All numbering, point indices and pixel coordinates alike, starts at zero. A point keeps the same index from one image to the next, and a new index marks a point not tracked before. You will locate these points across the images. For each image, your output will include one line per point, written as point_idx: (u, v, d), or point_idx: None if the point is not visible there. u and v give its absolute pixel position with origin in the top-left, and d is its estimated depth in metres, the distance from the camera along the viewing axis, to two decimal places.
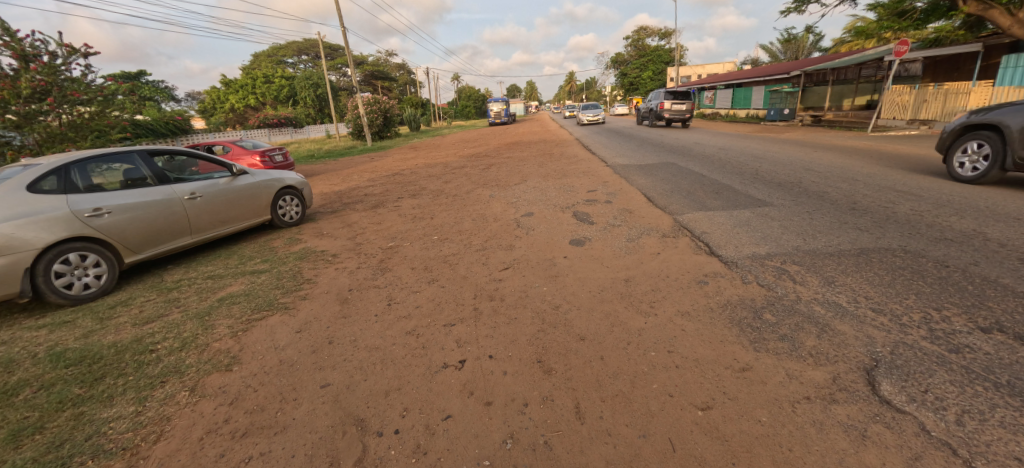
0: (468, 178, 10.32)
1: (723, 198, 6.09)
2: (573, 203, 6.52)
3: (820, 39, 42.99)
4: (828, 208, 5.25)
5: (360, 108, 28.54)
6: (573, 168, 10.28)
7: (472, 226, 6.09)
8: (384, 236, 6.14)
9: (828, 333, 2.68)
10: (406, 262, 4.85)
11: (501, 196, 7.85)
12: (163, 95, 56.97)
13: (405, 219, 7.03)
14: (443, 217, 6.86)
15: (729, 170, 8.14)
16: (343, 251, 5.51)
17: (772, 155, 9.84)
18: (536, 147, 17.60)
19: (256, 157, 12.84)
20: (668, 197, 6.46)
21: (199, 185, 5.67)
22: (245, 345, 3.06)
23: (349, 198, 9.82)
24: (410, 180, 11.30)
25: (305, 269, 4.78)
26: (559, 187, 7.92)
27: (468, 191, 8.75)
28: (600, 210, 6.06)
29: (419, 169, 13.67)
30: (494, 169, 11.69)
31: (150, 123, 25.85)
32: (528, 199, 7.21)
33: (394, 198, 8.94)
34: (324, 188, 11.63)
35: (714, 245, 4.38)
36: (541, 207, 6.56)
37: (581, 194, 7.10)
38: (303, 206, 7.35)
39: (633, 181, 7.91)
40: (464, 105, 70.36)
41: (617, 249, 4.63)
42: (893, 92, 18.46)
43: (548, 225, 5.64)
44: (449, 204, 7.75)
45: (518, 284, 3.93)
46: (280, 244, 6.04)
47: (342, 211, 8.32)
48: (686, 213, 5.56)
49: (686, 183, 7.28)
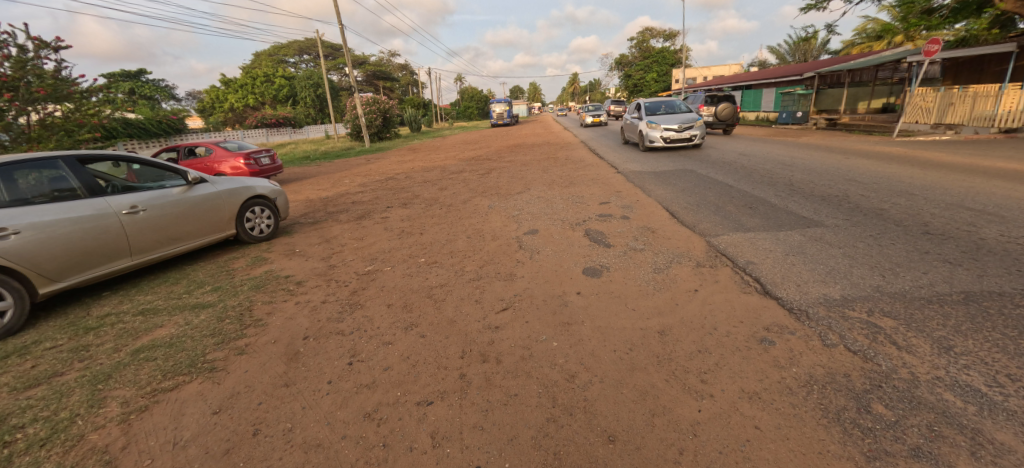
0: (465, 185, 9.45)
1: (762, 216, 5.18)
2: (585, 219, 5.62)
3: (829, 42, 42.10)
4: (895, 231, 4.34)
5: (358, 108, 27.69)
6: (582, 174, 9.39)
7: (467, 246, 5.20)
8: (363, 257, 5.23)
9: (988, 451, 1.78)
10: (383, 295, 3.96)
11: (502, 207, 6.96)
12: (164, 94, 56.52)
13: (390, 235, 6.15)
14: (434, 233, 5.98)
15: (758, 179, 7.24)
16: (311, 277, 4.60)
17: (801, 161, 8.92)
18: (540, 150, 16.68)
19: (239, 160, 11.93)
20: (696, 212, 5.54)
21: (143, 197, 4.80)
22: (132, 442, 2.17)
23: (334, 206, 8.92)
24: (403, 186, 10.42)
25: (258, 303, 3.89)
26: (568, 197, 7.04)
27: (465, 200, 7.86)
28: (618, 227, 5.16)
29: (415, 173, 12.78)
30: (495, 174, 10.84)
31: (143, 121, 25.19)
32: (532, 212, 6.31)
33: (382, 208, 8.04)
34: (310, 193, 10.77)
35: (770, 282, 3.45)
36: (546, 222, 5.67)
37: (592, 207, 6.21)
38: (276, 218, 6.45)
39: (650, 191, 7.02)
40: (467, 106, 69.75)
41: (643, 284, 3.71)
42: (915, 95, 17.46)
43: (556, 247, 4.74)
44: (443, 217, 6.86)
45: (520, 336, 3.02)
46: (241, 265, 5.16)
47: (323, 223, 7.43)
48: (722, 234, 4.65)
49: (713, 195, 6.37)
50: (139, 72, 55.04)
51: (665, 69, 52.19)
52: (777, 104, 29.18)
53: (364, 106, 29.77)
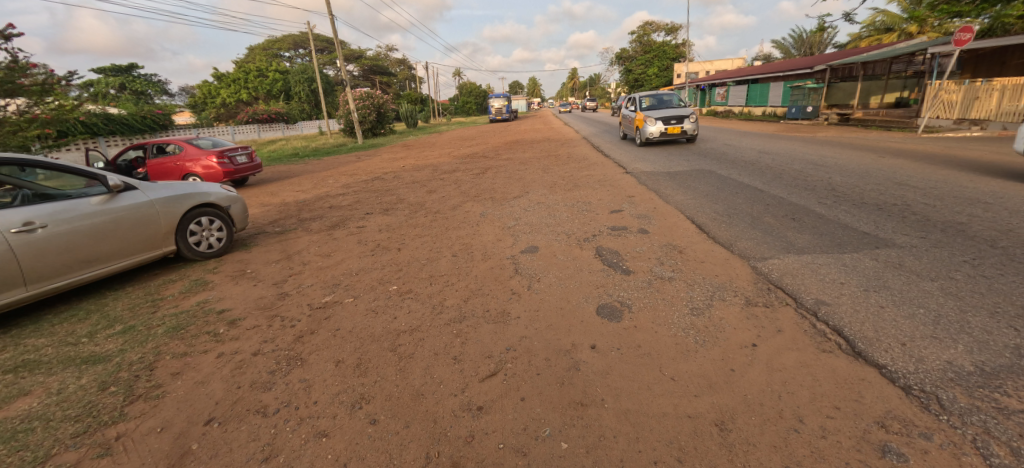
0: (457, 187, 8.48)
1: (813, 231, 4.22)
2: (594, 232, 4.66)
3: (836, 35, 41.02)
4: (996, 255, 3.39)
5: (350, 102, 26.56)
6: (587, 175, 8.42)
7: (451, 269, 4.21)
8: (322, 283, 4.26)
9: None
10: (334, 343, 3.01)
11: (497, 215, 5.97)
12: (157, 89, 55.25)
13: (362, 252, 5.16)
14: (413, 250, 4.99)
15: (791, 183, 6.27)
16: (248, 312, 3.64)
17: (833, 161, 7.95)
18: (540, 147, 15.67)
19: (211, 158, 10.92)
20: (728, 225, 4.57)
21: (46, 211, 3.87)
22: None
23: (309, 211, 7.93)
24: (389, 188, 9.41)
25: (165, 358, 2.94)
26: (572, 203, 6.08)
27: (454, 206, 6.89)
28: (635, 245, 4.22)
29: (404, 173, 11.76)
30: (490, 174, 9.89)
31: (126, 117, 24.18)
32: (531, 222, 5.35)
33: (359, 215, 7.04)
34: (286, 196, 9.78)
35: (861, 338, 2.49)
36: (548, 237, 4.71)
37: (603, 216, 5.26)
38: (229, 228, 5.49)
39: (669, 196, 6.04)
40: (465, 101, 68.79)
41: (679, 334, 2.74)
42: (934, 87, 16.50)
43: (561, 273, 3.78)
44: (427, 227, 5.87)
45: (515, 427, 2.08)
46: (173, 294, 4.21)
47: (291, 233, 6.46)
48: (770, 257, 3.68)
49: (744, 203, 5.41)
50: (130, 68, 53.76)
51: (666, 63, 51.04)
52: (786, 98, 28.02)
53: (356, 100, 28.65)
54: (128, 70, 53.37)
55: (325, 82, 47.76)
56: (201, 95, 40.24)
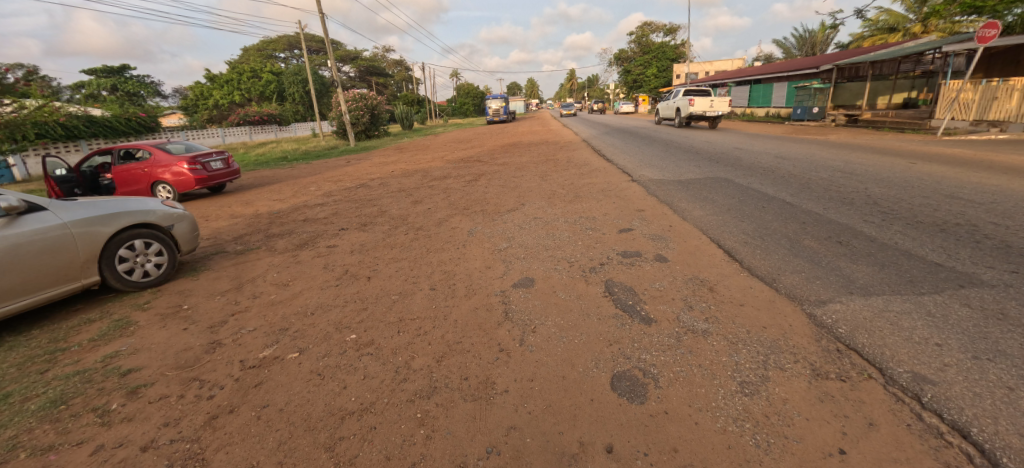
0: (446, 197, 7.67)
1: (873, 263, 3.43)
2: (602, 259, 3.86)
3: (838, 35, 40.30)
4: None
5: (342, 104, 25.69)
6: (589, 183, 7.62)
7: (426, 309, 3.40)
8: (268, 326, 3.45)
9: None
10: (254, 434, 2.20)
11: (487, 233, 5.16)
12: (150, 90, 54.16)
13: (326, 280, 4.35)
14: (384, 280, 4.17)
15: (824, 194, 5.49)
16: (160, 374, 2.85)
17: (861, 167, 7.19)
18: (538, 151, 14.84)
19: (182, 164, 10.08)
20: (763, 250, 3.78)
21: None
22: None
23: (279, 225, 7.11)
24: (372, 197, 8.59)
25: (19, 458, 2.16)
26: (575, 219, 5.28)
27: (440, 220, 6.09)
28: (654, 278, 3.41)
29: (392, 179, 10.92)
30: (484, 182, 9.10)
31: (110, 119, 23.31)
32: (527, 244, 4.55)
33: (333, 230, 6.21)
34: (261, 205, 8.95)
35: (1004, 450, 1.71)
36: (547, 265, 3.91)
37: (611, 237, 4.46)
38: (173, 251, 4.69)
39: (685, 211, 5.25)
40: (462, 102, 68.27)
41: (729, 429, 1.95)
42: (948, 88, 16.17)
43: (563, 318, 2.99)
44: (406, 247, 5.06)
45: None
46: (81, 342, 3.42)
47: (253, 253, 5.65)
48: (829, 298, 2.90)
49: (776, 220, 4.63)
50: (122, 69, 52.73)
51: (666, 64, 50.38)
52: (790, 98, 27.29)
53: (349, 101, 27.79)
54: (120, 71, 52.44)
55: (320, 83, 46.88)
56: (192, 96, 39.27)
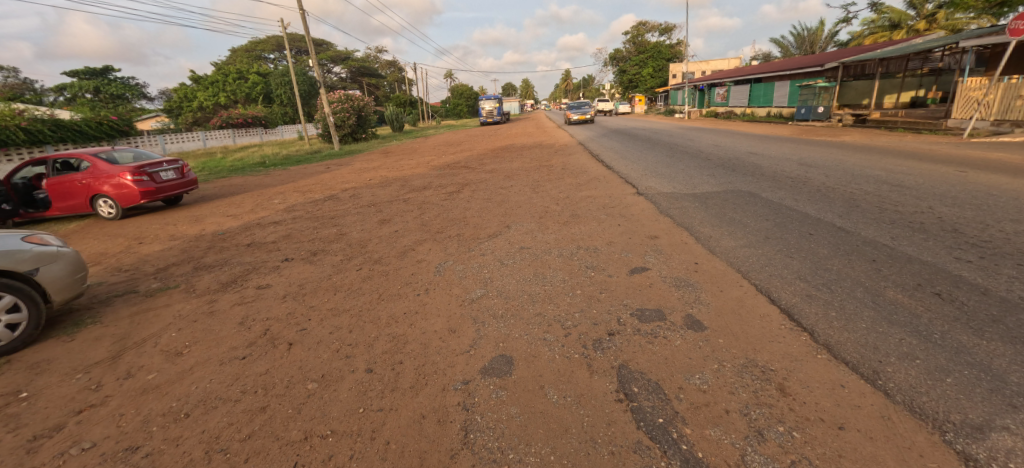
0: (418, 214, 6.56)
1: (1015, 339, 2.32)
2: (611, 325, 2.72)
3: (837, 33, 39.53)
4: None
5: (326, 106, 24.47)
6: (587, 197, 6.49)
7: (348, 417, 2.25)
8: (112, 444, 2.29)
9: None
10: None
11: (459, 271, 4.01)
12: (134, 91, 52.38)
13: (233, 346, 3.19)
14: (310, 348, 3.01)
15: (882, 216, 4.41)
16: None
17: (904, 177, 6.14)
18: (531, 155, 13.74)
19: (126, 176, 8.84)
20: (840, 311, 2.68)
21: None
22: None
23: (218, 250, 5.94)
24: (336, 213, 7.43)
25: None
26: (572, 251, 4.14)
27: (404, 247, 4.96)
28: (689, 366, 2.27)
29: (366, 190, 9.75)
30: (467, 193, 8.00)
31: (79, 123, 21.89)
32: (507, 292, 3.41)
33: (273, 262, 5.03)
34: (210, 223, 7.77)
35: None
36: (531, 332, 2.78)
37: (620, 284, 3.33)
38: (37, 303, 3.54)
39: (711, 240, 4.13)
40: (457, 103, 67.36)
41: None
42: (967, 87, 15.13)
43: (554, 451, 1.85)
44: (353, 289, 3.94)
45: None
46: None
47: (165, 293, 4.48)
48: (984, 420, 1.79)
49: (835, 256, 3.53)
50: (104, 71, 51.02)
51: (662, 63, 49.49)
52: (792, 97, 26.31)
53: (335, 103, 26.59)
54: (104, 72, 50.84)
55: (308, 84, 45.59)
56: (176, 98, 37.89)
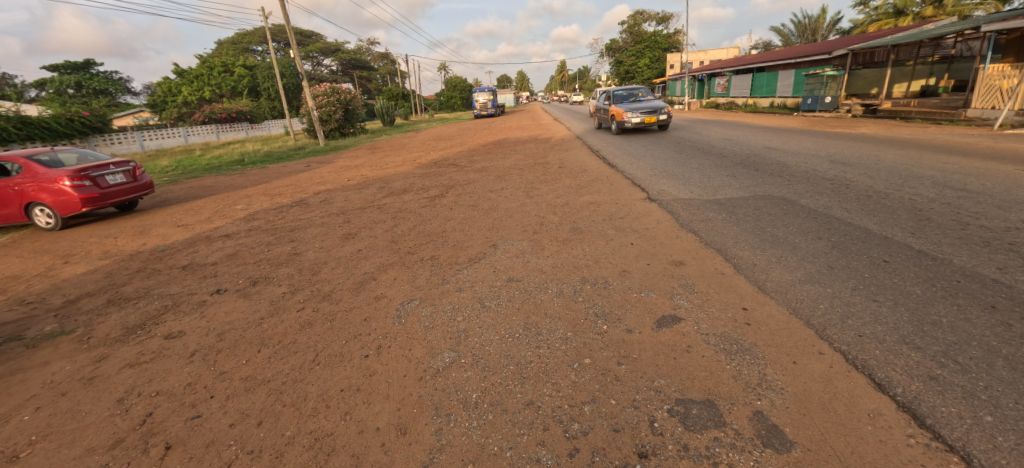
0: (388, 228, 5.53)
1: None
2: (641, 436, 1.76)
3: (838, 20, 38.31)
4: None
5: (310, 100, 23.15)
6: (590, 205, 5.50)
7: None
8: None
9: None
10: None
11: (426, 317, 3.02)
12: (118, 86, 50.43)
13: (91, 447, 2.22)
14: (192, 459, 2.04)
15: (972, 236, 3.42)
16: None
17: (965, 178, 5.17)
18: (525, 151, 12.72)
19: (61, 181, 7.75)
20: (1002, 415, 1.70)
21: None
22: None
23: (147, 274, 4.93)
24: (299, 223, 6.42)
25: None
26: (576, 286, 3.16)
27: (361, 277, 3.92)
28: None
29: (340, 193, 8.74)
30: (450, 198, 6.99)
31: (46, 119, 20.61)
32: (486, 361, 2.41)
33: (201, 295, 4.03)
34: (155, 235, 6.77)
35: None
36: (518, 449, 1.79)
37: (645, 348, 2.34)
38: None
39: (758, 271, 3.15)
40: (450, 96, 65.81)
41: None
42: (990, 75, 14.00)
43: None
44: (283, 344, 2.93)
45: None
46: None
47: (52, 342, 3.49)
48: None
49: (940, 302, 2.55)
50: (86, 65, 49.18)
51: (659, 53, 48.25)
52: (796, 87, 25.34)
53: (319, 96, 25.30)
54: (86, 67, 49.11)
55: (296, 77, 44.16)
56: (159, 92, 36.42)
